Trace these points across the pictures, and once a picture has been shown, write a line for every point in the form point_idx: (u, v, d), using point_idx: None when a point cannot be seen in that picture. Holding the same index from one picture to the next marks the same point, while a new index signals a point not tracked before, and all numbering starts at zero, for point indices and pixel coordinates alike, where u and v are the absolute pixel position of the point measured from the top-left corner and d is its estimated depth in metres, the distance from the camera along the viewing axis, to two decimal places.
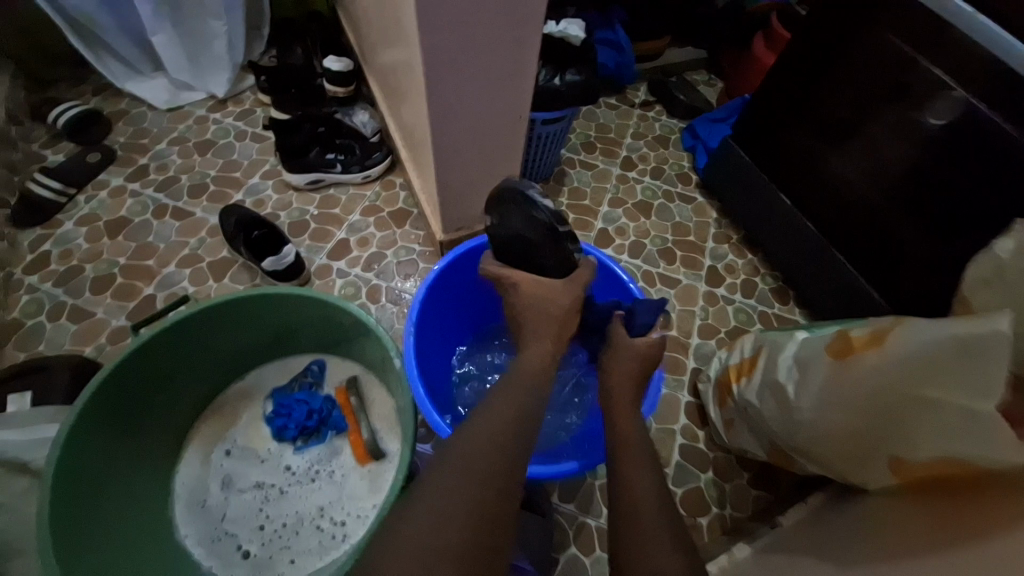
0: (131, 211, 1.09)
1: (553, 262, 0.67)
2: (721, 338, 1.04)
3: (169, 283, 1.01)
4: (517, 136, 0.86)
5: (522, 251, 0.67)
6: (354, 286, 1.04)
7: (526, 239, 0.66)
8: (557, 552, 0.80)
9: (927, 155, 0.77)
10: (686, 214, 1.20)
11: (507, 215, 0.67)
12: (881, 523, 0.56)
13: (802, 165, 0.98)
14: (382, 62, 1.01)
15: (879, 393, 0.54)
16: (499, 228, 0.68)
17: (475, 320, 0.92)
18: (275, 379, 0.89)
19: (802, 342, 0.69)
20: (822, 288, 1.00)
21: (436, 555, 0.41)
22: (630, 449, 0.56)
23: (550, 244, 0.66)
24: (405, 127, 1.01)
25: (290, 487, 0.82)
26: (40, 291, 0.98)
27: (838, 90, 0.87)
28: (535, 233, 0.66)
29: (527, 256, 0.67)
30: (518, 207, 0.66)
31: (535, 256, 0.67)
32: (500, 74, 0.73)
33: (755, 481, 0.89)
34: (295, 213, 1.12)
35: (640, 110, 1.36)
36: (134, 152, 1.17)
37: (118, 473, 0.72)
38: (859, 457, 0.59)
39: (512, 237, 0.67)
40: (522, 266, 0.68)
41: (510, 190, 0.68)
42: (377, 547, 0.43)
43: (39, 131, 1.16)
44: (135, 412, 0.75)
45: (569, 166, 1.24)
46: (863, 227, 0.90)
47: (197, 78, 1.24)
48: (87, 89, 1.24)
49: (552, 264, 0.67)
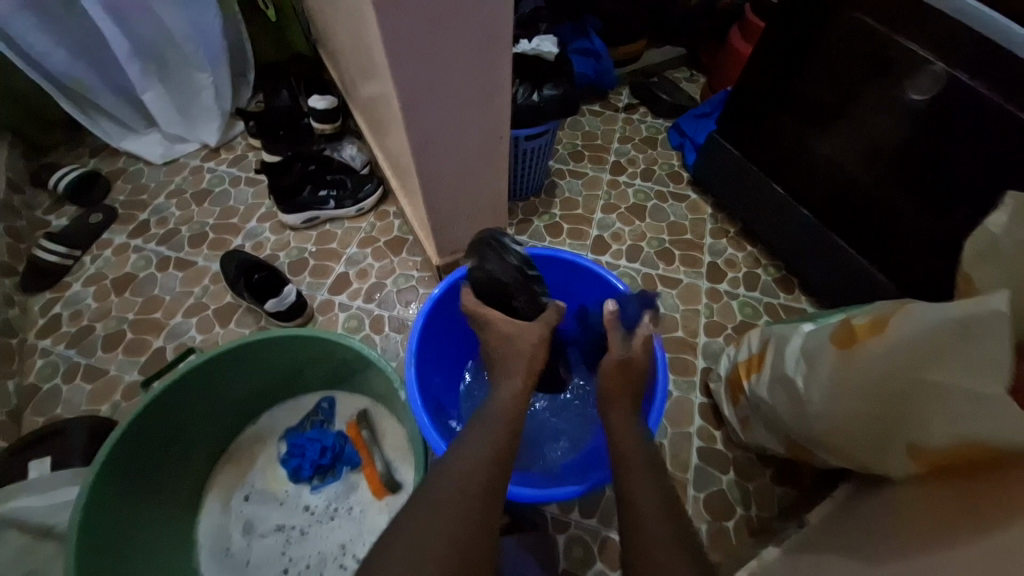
0: (135, 266, 1.12)
1: (526, 306, 0.67)
2: (728, 334, 1.03)
3: (178, 333, 1.03)
4: (502, 155, 0.87)
5: (501, 292, 0.66)
6: (357, 319, 1.04)
7: (503, 280, 0.66)
8: (583, 570, 0.79)
9: (914, 131, 0.76)
10: (680, 212, 1.20)
11: (485, 259, 0.67)
12: (908, 514, 0.55)
13: (791, 152, 0.97)
14: (364, 96, 1.03)
15: (887, 380, 0.54)
16: (476, 270, 0.68)
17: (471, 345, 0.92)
18: (287, 419, 0.90)
19: (807, 334, 0.68)
20: (825, 274, 0.99)
21: None
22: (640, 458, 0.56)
23: (523, 287, 0.67)
24: (392, 157, 1.03)
25: (310, 527, 0.82)
26: (54, 354, 1.00)
27: (818, 76, 0.87)
28: (514, 274, 0.66)
29: (505, 298, 0.67)
30: (494, 250, 0.67)
31: (513, 297, 0.66)
32: (477, 98, 0.74)
33: (778, 477, 0.87)
34: (293, 252, 1.13)
35: (625, 113, 1.37)
36: (135, 209, 1.20)
37: (140, 528, 0.73)
38: (877, 447, 0.58)
39: (491, 276, 0.66)
40: (498, 307, 0.67)
41: (488, 237, 0.69)
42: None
43: (42, 198, 1.20)
44: (152, 467, 0.76)
45: (559, 177, 1.24)
46: (858, 208, 0.90)
47: (190, 130, 1.28)
48: (85, 151, 1.28)
49: (527, 307, 0.67)
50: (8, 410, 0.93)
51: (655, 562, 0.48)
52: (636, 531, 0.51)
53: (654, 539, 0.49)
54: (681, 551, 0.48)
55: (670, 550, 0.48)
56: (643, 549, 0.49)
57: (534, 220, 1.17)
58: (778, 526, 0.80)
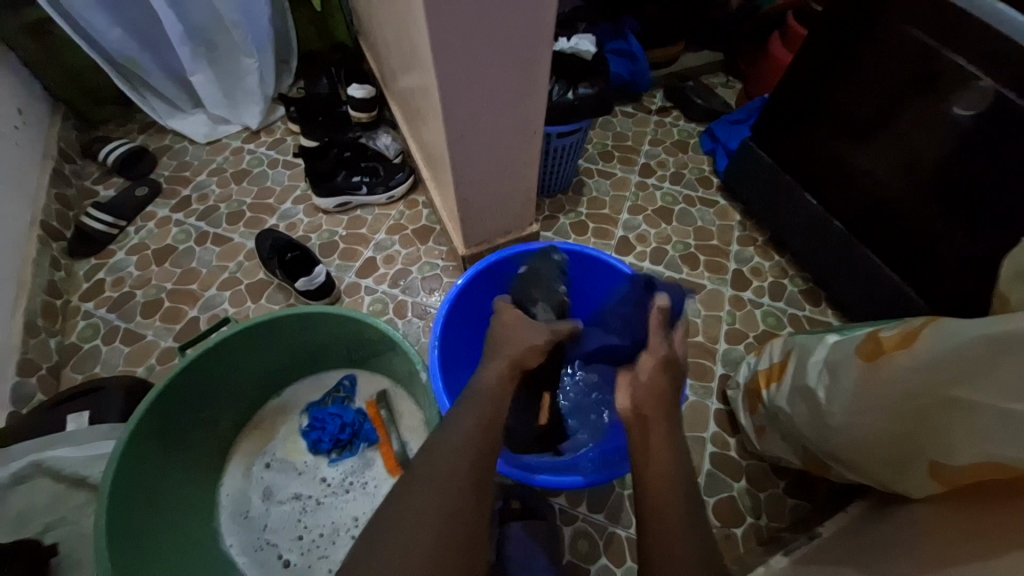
0: (176, 239, 1.17)
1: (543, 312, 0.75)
2: (749, 343, 1.02)
3: (211, 304, 1.08)
4: (534, 150, 0.88)
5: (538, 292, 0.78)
6: (382, 302, 1.07)
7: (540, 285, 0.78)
8: (587, 564, 0.80)
9: (958, 148, 0.74)
10: (708, 218, 1.19)
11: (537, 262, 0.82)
12: (925, 532, 0.54)
13: (827, 162, 0.96)
14: (402, 86, 1.05)
15: (912, 396, 0.53)
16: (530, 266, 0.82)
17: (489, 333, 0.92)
18: (310, 394, 0.93)
19: (832, 345, 0.68)
20: (856, 289, 0.97)
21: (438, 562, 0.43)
22: (659, 417, 0.57)
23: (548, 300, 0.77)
24: (425, 147, 1.05)
25: (325, 498, 0.85)
26: (95, 317, 1.06)
27: (860, 87, 0.85)
28: (556, 289, 0.78)
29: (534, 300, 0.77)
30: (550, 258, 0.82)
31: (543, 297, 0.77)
32: (513, 91, 0.75)
33: (791, 489, 0.86)
34: (325, 234, 1.17)
35: (657, 115, 1.37)
36: (178, 184, 1.26)
37: (170, 485, 0.77)
38: (897, 463, 0.57)
39: (535, 272, 0.80)
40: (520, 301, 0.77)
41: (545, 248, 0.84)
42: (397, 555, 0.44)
43: (92, 169, 1.27)
44: (182, 428, 0.79)
45: (587, 176, 1.25)
46: (893, 224, 0.88)
47: (234, 113, 1.33)
48: (134, 127, 1.35)
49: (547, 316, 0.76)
50: (50, 365, 0.98)
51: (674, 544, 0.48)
52: (654, 503, 0.51)
53: (669, 517, 0.49)
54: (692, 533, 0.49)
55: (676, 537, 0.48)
56: (658, 530, 0.49)
57: (561, 217, 1.18)
58: (787, 537, 0.80)
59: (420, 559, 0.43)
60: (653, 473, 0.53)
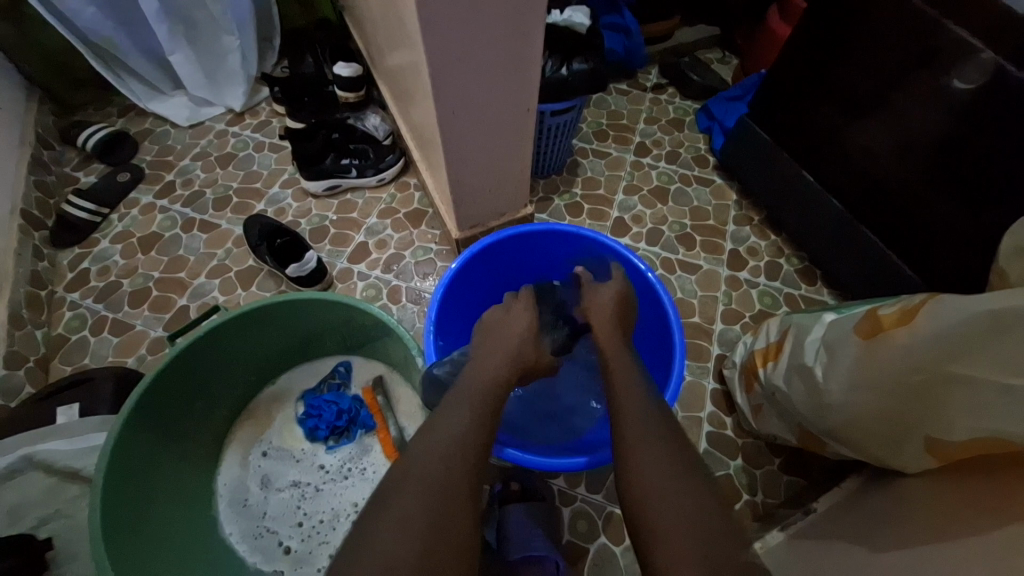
0: (161, 226, 1.14)
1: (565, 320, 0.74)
2: (745, 323, 1.02)
3: (201, 293, 1.06)
4: (528, 128, 0.86)
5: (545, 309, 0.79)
6: (375, 288, 1.06)
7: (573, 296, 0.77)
8: (587, 543, 0.81)
9: (956, 123, 0.73)
10: (704, 197, 1.18)
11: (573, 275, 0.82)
12: (919, 505, 0.55)
13: (825, 138, 0.94)
14: (390, 65, 1.02)
15: (909, 373, 0.53)
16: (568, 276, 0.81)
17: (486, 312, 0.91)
18: (305, 381, 0.93)
19: (829, 324, 0.67)
20: (852, 266, 0.97)
21: (434, 551, 0.42)
22: (646, 397, 0.57)
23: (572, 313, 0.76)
24: (416, 127, 1.02)
25: (325, 485, 0.85)
26: (82, 307, 1.04)
27: (857, 62, 0.84)
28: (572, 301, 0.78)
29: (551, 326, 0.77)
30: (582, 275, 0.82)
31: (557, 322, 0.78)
32: (505, 68, 0.72)
33: (786, 466, 0.87)
34: (315, 219, 1.14)
35: (652, 93, 1.34)
36: (161, 169, 1.22)
37: (166, 476, 0.76)
38: (893, 439, 0.57)
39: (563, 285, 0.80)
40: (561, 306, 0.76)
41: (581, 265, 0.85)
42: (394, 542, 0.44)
43: (70, 155, 1.22)
44: (175, 419, 0.78)
45: (582, 156, 1.23)
46: (890, 200, 0.87)
47: (216, 94, 1.28)
48: (113, 110, 1.30)
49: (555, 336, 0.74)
50: (38, 357, 0.96)
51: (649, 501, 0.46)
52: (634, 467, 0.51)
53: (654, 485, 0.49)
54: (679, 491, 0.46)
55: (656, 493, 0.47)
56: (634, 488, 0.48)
57: (555, 198, 1.17)
58: (782, 513, 0.81)
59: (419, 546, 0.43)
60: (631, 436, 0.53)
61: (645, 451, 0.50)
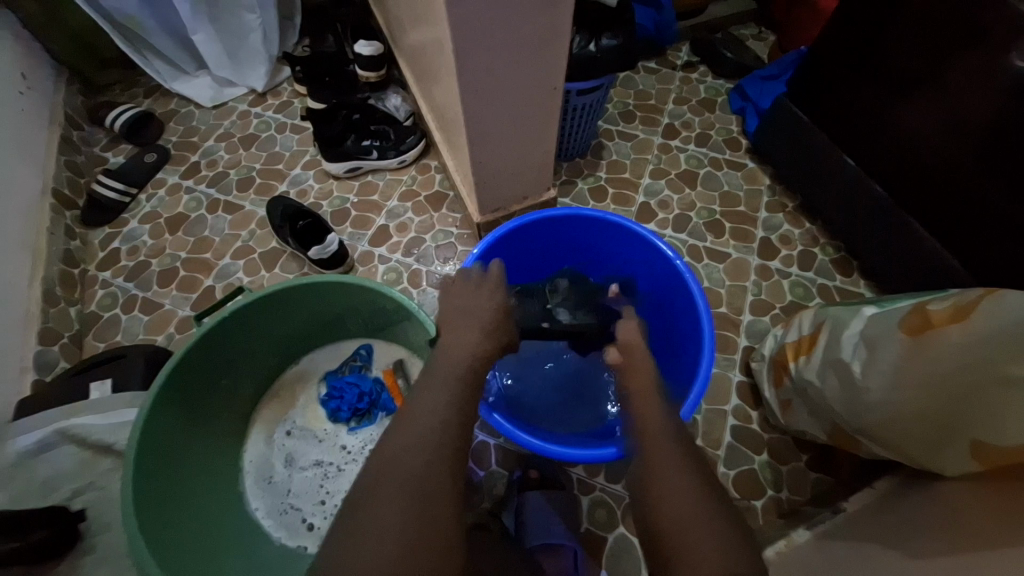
0: (187, 207, 1.15)
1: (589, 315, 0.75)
2: (775, 314, 0.98)
3: (226, 274, 1.07)
4: (553, 109, 0.83)
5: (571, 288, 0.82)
6: (396, 272, 1.05)
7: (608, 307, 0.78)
8: (605, 532, 0.80)
9: (1013, 104, 0.67)
10: (735, 182, 1.13)
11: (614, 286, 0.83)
12: (958, 509, 0.52)
13: (869, 120, 0.88)
14: (412, 43, 1.00)
15: (958, 373, 0.50)
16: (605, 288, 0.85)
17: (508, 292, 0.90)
18: (326, 363, 0.94)
19: (869, 318, 0.64)
20: (891, 256, 0.92)
21: None
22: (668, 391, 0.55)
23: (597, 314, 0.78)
24: (438, 108, 1.00)
25: (346, 465, 0.87)
26: (113, 286, 1.06)
27: (904, 38, 0.78)
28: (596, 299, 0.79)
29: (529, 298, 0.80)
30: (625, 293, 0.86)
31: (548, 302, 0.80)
32: (530, 46, 0.70)
33: (814, 463, 0.85)
34: (336, 201, 1.14)
35: (682, 71, 1.28)
36: (186, 150, 1.23)
37: (194, 452, 0.78)
38: (934, 441, 0.54)
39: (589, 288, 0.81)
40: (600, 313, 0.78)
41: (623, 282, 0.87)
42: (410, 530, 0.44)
43: (99, 135, 1.24)
44: (203, 396, 0.80)
45: (607, 138, 1.19)
46: (935, 188, 0.81)
47: (238, 74, 1.28)
48: (139, 91, 1.31)
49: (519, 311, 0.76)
50: (71, 333, 0.99)
51: (673, 503, 0.47)
52: (653, 464, 0.50)
53: (675, 486, 0.48)
54: (704, 497, 0.47)
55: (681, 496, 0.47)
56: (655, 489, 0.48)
57: (579, 181, 1.13)
58: (808, 510, 0.79)
59: (430, 533, 0.44)
60: (651, 432, 0.53)
61: (666, 452, 0.51)
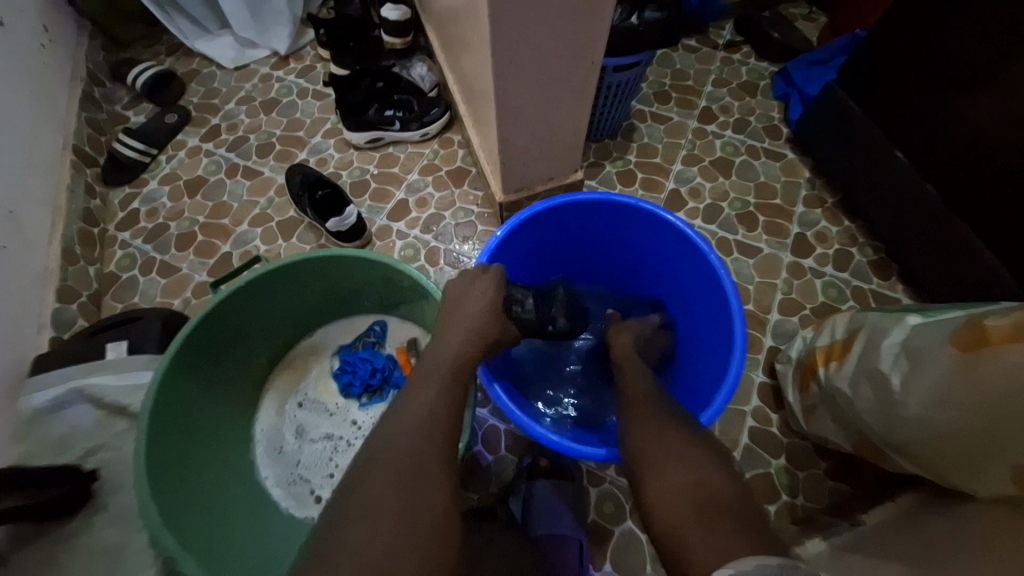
0: (207, 170, 1.14)
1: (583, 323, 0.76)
2: (805, 315, 0.94)
3: (243, 241, 1.06)
4: (586, 85, 0.78)
5: (570, 300, 0.78)
6: (414, 248, 1.03)
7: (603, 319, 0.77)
8: (613, 525, 0.80)
9: None
10: (773, 173, 1.07)
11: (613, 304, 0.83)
12: (989, 534, 0.49)
13: (927, 115, 0.82)
14: (442, 9, 0.95)
15: (1016, 395, 0.46)
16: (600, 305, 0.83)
17: (530, 273, 0.87)
18: (340, 337, 0.93)
19: (913, 328, 0.60)
20: (934, 264, 0.87)
21: None
22: None
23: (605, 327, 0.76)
24: (465, 79, 0.96)
25: (356, 440, 0.87)
26: (132, 247, 1.07)
27: (975, 25, 0.72)
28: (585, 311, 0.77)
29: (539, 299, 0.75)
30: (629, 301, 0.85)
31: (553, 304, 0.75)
32: (568, 16, 0.65)
33: (832, 471, 0.82)
34: (356, 172, 1.12)
35: (724, 52, 1.21)
36: (208, 112, 1.21)
37: (207, 418, 0.79)
38: (974, 463, 0.51)
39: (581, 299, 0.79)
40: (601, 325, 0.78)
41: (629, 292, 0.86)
42: (414, 521, 0.43)
43: (121, 93, 1.23)
44: (217, 364, 0.80)
45: (639, 120, 1.13)
46: (993, 191, 0.75)
47: (260, 35, 1.24)
48: (162, 48, 1.29)
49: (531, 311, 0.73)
50: (91, 293, 1.00)
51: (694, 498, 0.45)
52: (670, 469, 0.48)
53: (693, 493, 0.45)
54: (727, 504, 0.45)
55: (708, 491, 0.45)
56: (677, 485, 0.47)
57: (607, 164, 1.09)
58: (823, 519, 0.77)
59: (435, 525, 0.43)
60: (672, 440, 0.50)
61: (687, 456, 0.48)
